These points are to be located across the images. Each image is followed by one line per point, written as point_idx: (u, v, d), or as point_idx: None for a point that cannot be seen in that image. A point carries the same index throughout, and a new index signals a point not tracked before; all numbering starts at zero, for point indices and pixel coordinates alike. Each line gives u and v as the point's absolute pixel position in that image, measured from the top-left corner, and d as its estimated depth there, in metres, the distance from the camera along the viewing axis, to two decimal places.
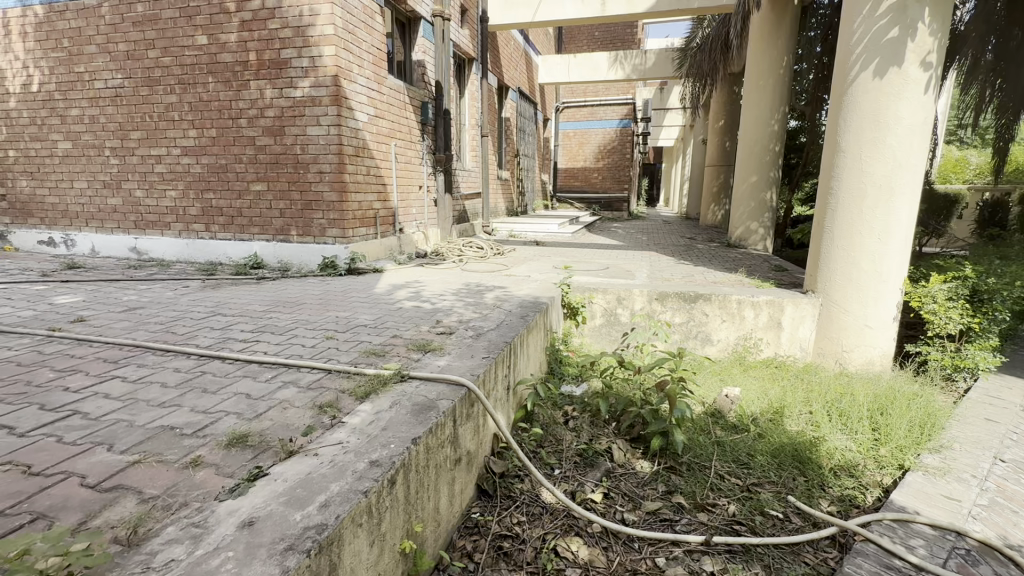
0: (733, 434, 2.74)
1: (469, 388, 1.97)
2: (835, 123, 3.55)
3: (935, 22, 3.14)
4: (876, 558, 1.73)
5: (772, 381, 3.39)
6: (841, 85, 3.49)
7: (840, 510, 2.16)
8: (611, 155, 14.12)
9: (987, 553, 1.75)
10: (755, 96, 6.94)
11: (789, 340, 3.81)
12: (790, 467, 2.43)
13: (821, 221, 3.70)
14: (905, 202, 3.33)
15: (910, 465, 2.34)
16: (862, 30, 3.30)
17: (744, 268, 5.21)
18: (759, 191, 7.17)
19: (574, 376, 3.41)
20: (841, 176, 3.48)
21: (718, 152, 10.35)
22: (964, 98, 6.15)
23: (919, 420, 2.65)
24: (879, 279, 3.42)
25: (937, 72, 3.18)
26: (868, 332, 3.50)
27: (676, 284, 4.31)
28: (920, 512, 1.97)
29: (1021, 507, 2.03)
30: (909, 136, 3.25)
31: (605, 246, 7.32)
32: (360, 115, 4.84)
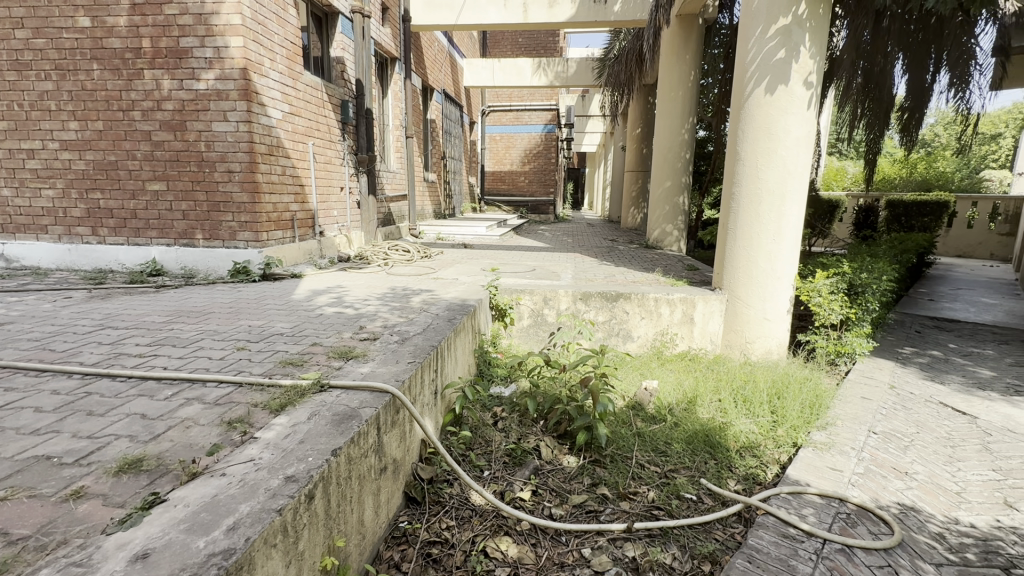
0: (652, 424, 2.89)
1: (393, 393, 1.91)
2: (735, 134, 3.88)
3: (814, 46, 3.52)
4: (775, 528, 1.91)
5: (686, 373, 3.62)
6: (739, 99, 3.82)
7: (745, 488, 2.36)
8: (537, 159, 14.42)
9: (863, 516, 2.00)
10: (667, 106, 7.40)
11: (700, 334, 4.10)
12: (702, 452, 2.61)
13: (725, 224, 4.02)
14: (795, 206, 3.70)
15: (803, 443, 2.61)
16: (755, 50, 3.63)
17: (660, 268, 5.54)
18: (673, 196, 7.65)
19: (503, 377, 3.44)
20: (742, 181, 3.80)
21: (637, 158, 10.91)
22: (841, 115, 6.95)
23: (809, 401, 2.96)
24: (774, 276, 3.78)
25: (817, 91, 3.57)
26: (767, 323, 3.86)
27: (598, 284, 4.49)
28: (810, 483, 2.20)
29: (889, 472, 2.35)
30: (796, 148, 3.63)
31: (532, 249, 7.46)
32: (273, 112, 4.56)
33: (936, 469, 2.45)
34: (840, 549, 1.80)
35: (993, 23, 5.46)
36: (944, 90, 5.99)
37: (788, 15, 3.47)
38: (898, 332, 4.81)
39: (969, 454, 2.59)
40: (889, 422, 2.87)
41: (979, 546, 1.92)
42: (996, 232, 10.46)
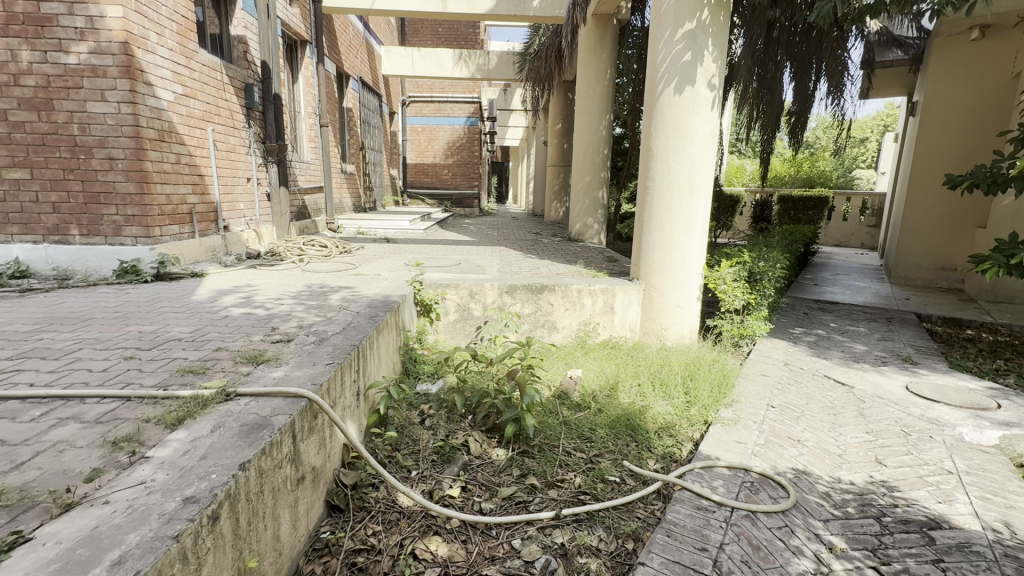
0: (577, 412, 2.97)
1: (310, 398, 1.80)
2: (648, 131, 4.07)
3: (716, 50, 3.78)
4: (690, 502, 2.04)
5: (608, 360, 3.76)
6: (651, 98, 4.01)
7: (663, 466, 2.49)
8: (460, 152, 14.26)
9: (765, 482, 2.19)
10: (585, 103, 7.62)
11: (621, 322, 4.28)
12: (624, 435, 2.73)
13: (640, 217, 4.21)
14: (702, 200, 3.97)
15: (713, 420, 2.82)
16: (664, 52, 3.83)
17: (582, 260, 5.70)
18: (593, 190, 7.92)
19: (430, 374, 3.38)
20: (655, 177, 4.00)
21: (558, 152, 11.17)
22: (740, 117, 7.52)
23: (717, 381, 3.20)
24: (685, 266, 4.04)
25: (720, 93, 3.84)
26: (679, 310, 4.11)
27: (523, 276, 4.53)
28: (719, 457, 2.38)
29: (785, 441, 2.60)
30: (702, 145, 3.88)
31: (457, 242, 7.38)
32: (163, 93, 4.09)
33: (823, 435, 2.75)
34: (746, 515, 1.97)
35: (861, 38, 6.19)
36: (824, 96, 6.69)
37: (693, 20, 3.69)
38: (790, 315, 5.34)
39: (848, 420, 2.94)
40: (785, 396, 3.18)
41: (858, 499, 2.18)
42: (865, 224, 11.95)
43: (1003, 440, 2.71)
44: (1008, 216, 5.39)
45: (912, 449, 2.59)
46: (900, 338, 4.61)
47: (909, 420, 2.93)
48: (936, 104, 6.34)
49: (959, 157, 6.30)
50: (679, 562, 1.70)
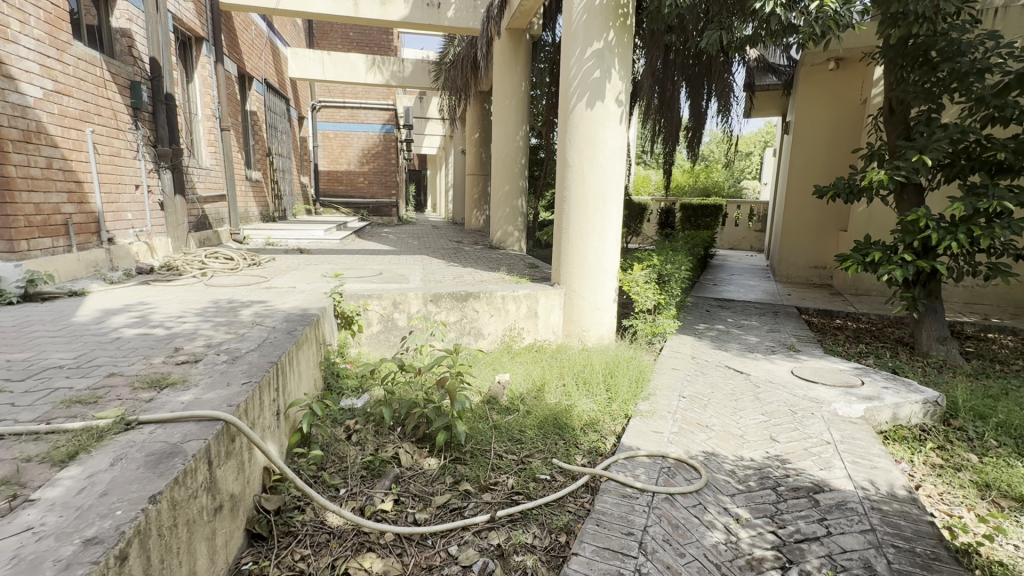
0: (507, 415, 3.03)
1: (226, 420, 1.68)
2: (563, 143, 4.27)
3: (622, 69, 4.06)
4: (616, 491, 2.19)
5: (533, 363, 3.86)
6: (565, 112, 4.21)
7: (590, 460, 2.62)
8: (376, 159, 13.89)
9: (680, 466, 2.40)
10: (502, 114, 7.83)
11: (544, 326, 4.42)
12: (552, 434, 2.83)
13: (559, 224, 4.39)
14: (614, 208, 4.23)
15: (632, 414, 3.02)
16: (575, 68, 4.05)
17: (504, 267, 5.81)
18: (512, 198, 8.10)
19: (354, 388, 3.28)
20: (571, 186, 4.20)
21: (476, 161, 11.29)
22: (645, 131, 8.09)
23: (634, 377, 3.44)
24: (601, 270, 4.27)
25: (627, 109, 4.12)
26: (598, 311, 4.34)
27: (447, 285, 4.53)
28: (640, 447, 2.56)
29: (695, 428, 2.86)
30: (613, 157, 4.14)
31: (376, 252, 7.19)
32: (28, 88, 3.60)
33: (727, 419, 3.04)
34: (665, 497, 2.14)
35: (742, 64, 6.99)
36: (715, 114, 7.42)
37: (601, 41, 3.95)
38: (695, 313, 5.83)
39: (747, 404, 3.28)
40: (693, 388, 3.48)
41: (758, 474, 2.43)
42: (753, 229, 13.39)
43: (867, 411, 3.18)
44: (863, 221, 6.31)
45: (799, 425, 2.96)
46: (785, 329, 5.22)
47: (795, 400, 3.33)
48: (805, 124, 7.28)
49: (825, 170, 7.28)
50: (609, 548, 1.82)
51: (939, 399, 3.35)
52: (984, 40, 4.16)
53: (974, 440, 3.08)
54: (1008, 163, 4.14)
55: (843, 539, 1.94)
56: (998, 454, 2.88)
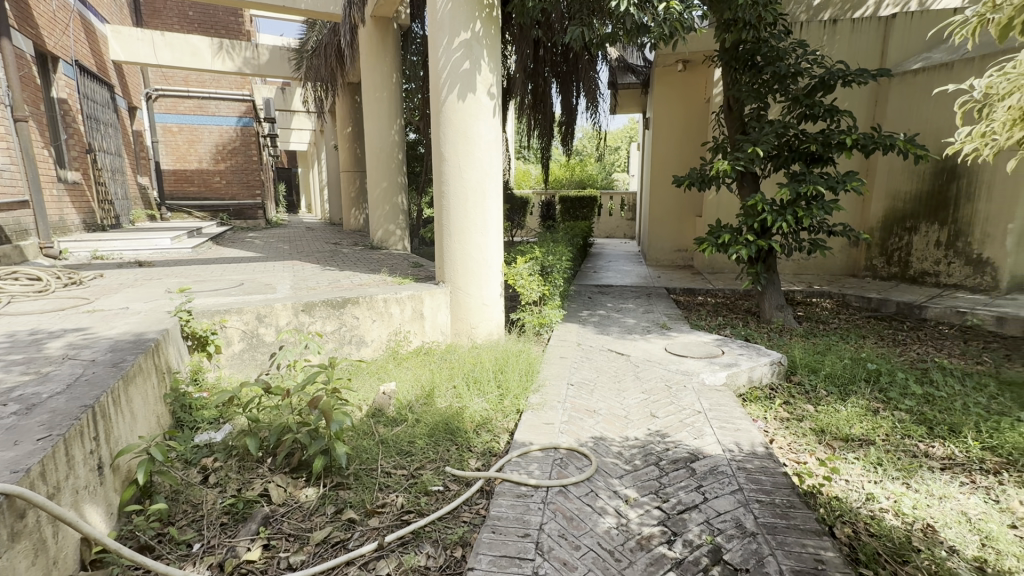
0: (394, 427, 2.83)
1: (8, 493, 1.28)
2: (437, 137, 4.12)
3: (491, 61, 4.01)
4: (511, 492, 2.16)
5: (421, 367, 3.67)
6: (436, 104, 4.07)
7: (484, 462, 2.53)
8: (234, 156, 12.47)
9: (572, 456, 2.44)
10: (373, 107, 7.42)
11: (431, 327, 4.25)
12: (444, 440, 2.70)
13: (439, 221, 4.25)
14: (494, 202, 4.19)
15: (524, 408, 3.02)
16: (444, 59, 3.91)
17: (386, 268, 5.50)
18: (391, 195, 7.74)
19: (212, 420, 2.83)
20: (449, 181, 4.09)
21: (350, 157, 10.63)
22: (521, 125, 8.23)
23: (524, 371, 3.44)
24: (485, 265, 4.22)
25: (499, 102, 4.09)
26: (485, 308, 4.28)
27: (320, 292, 4.13)
28: (533, 442, 2.57)
29: (584, 415, 2.94)
30: (488, 150, 4.09)
31: (237, 260, 6.39)
32: None
33: (612, 401, 3.16)
34: (559, 491, 2.15)
35: (604, 62, 7.40)
36: (584, 111, 7.76)
37: (468, 31, 3.85)
38: (578, 301, 6.07)
39: (629, 384, 3.45)
40: (580, 374, 3.59)
41: (642, 451, 2.54)
42: (624, 218, 14.48)
43: (728, 377, 3.53)
44: (714, 206, 7.08)
45: (674, 399, 3.18)
46: (657, 309, 5.65)
47: (670, 375, 3.59)
48: (661, 120, 7.95)
49: (681, 161, 8.03)
50: (506, 555, 1.76)
51: (782, 360, 3.84)
52: (795, 48, 4.83)
53: (809, 392, 3.59)
54: (819, 154, 4.87)
55: (717, 503, 2.09)
56: (827, 401, 3.39)
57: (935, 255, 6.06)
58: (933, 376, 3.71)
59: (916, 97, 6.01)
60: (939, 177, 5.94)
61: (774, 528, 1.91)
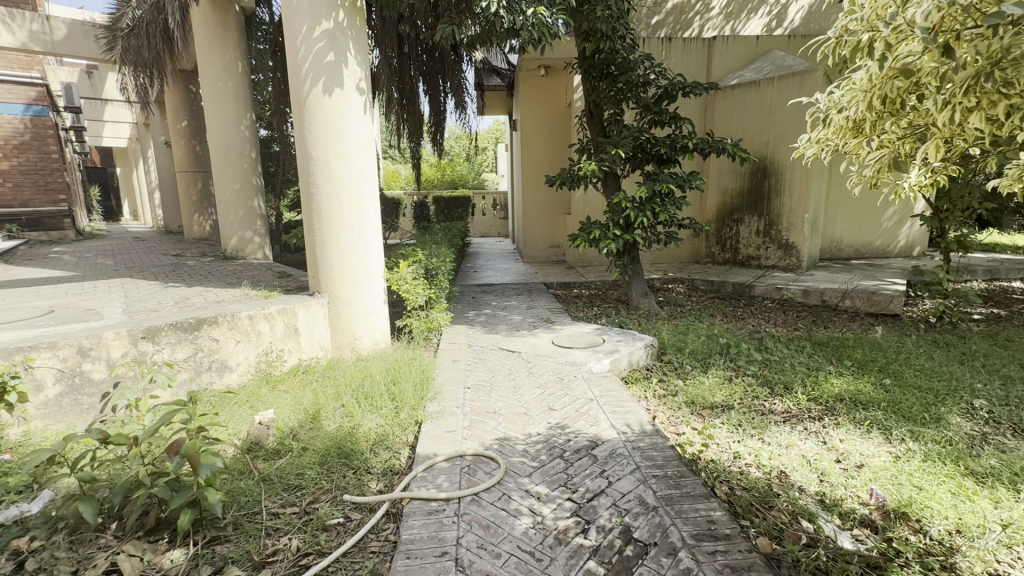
0: (277, 460, 2.50)
1: None
2: (301, 134, 3.75)
3: (359, 54, 3.77)
4: (422, 509, 2.05)
5: (302, 388, 3.31)
6: (298, 98, 3.70)
7: (386, 483, 2.37)
8: (24, 153, 10.05)
9: (480, 461, 2.40)
10: (215, 98, 6.52)
11: (308, 343, 3.86)
12: (338, 466, 2.46)
13: (309, 225, 3.89)
14: (371, 204, 3.95)
15: (423, 418, 2.90)
16: (304, 48, 3.56)
17: (246, 281, 4.87)
18: (245, 199, 6.89)
19: (23, 489, 2.22)
20: (319, 183, 3.75)
21: (188, 156, 9.25)
22: (389, 124, 7.92)
23: (419, 379, 3.30)
24: (365, 271, 3.96)
25: (369, 98, 3.86)
26: (368, 316, 4.02)
27: (165, 313, 3.50)
28: (437, 453, 2.48)
29: (485, 417, 2.92)
30: (361, 149, 3.84)
31: (40, 282, 5.14)
32: None
33: (510, 400, 3.19)
34: (471, 500, 2.10)
35: (471, 64, 7.43)
36: (453, 111, 7.71)
37: (330, 20, 3.55)
38: (462, 301, 6.04)
39: (524, 380, 3.51)
40: (475, 376, 3.56)
41: (546, 446, 2.59)
42: (497, 217, 14.81)
43: (612, 363, 3.80)
44: (582, 204, 7.58)
45: (567, 390, 3.32)
46: (540, 304, 5.85)
47: (560, 367, 3.74)
48: (529, 121, 8.27)
49: (549, 161, 8.45)
50: None
51: (653, 342, 4.24)
52: (643, 60, 5.36)
53: (678, 368, 4.02)
54: (668, 156, 5.46)
55: (621, 484, 2.22)
56: (693, 374, 3.83)
57: (757, 241, 7.21)
58: (768, 343, 4.40)
59: (735, 108, 7.11)
60: (756, 177, 7.08)
61: (671, 499, 2.08)
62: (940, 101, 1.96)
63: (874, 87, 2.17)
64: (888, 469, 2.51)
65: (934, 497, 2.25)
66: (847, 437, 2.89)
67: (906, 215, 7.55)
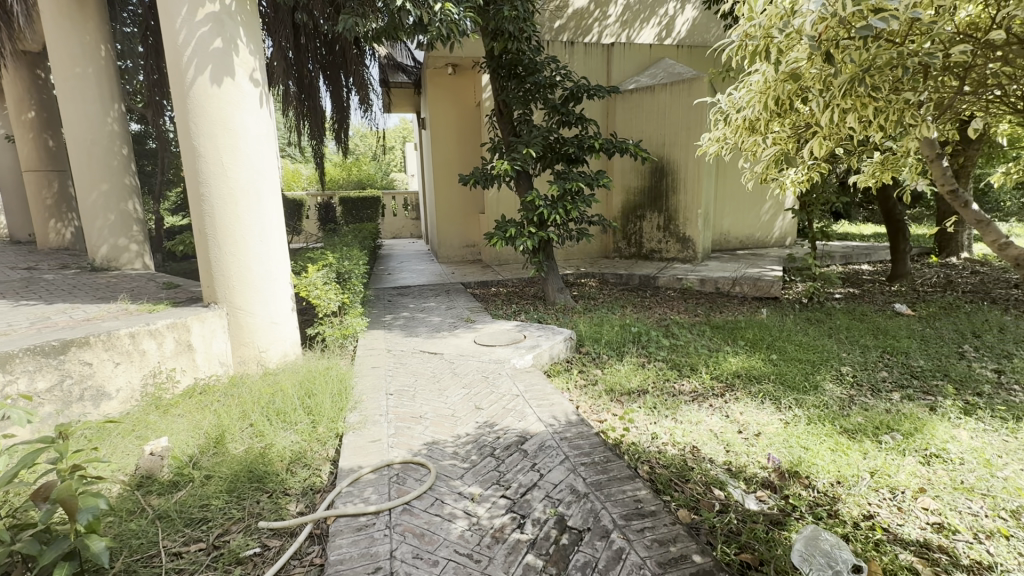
0: (176, 493, 2.22)
1: None
2: (184, 128, 3.36)
3: (251, 42, 3.47)
4: (350, 526, 1.94)
5: (201, 410, 2.98)
6: (179, 87, 3.31)
7: (307, 504, 2.20)
8: None
9: (409, 469, 2.33)
10: (71, 86, 5.65)
11: (205, 359, 3.48)
12: (250, 491, 2.25)
13: (200, 229, 3.50)
14: (272, 205, 3.65)
15: (343, 431, 2.74)
16: (185, 32, 3.20)
17: (122, 295, 4.28)
18: (117, 201, 6.03)
19: None
20: (210, 182, 3.39)
21: (37, 152, 7.93)
22: (286, 120, 7.38)
23: (336, 390, 3.11)
24: (269, 277, 3.66)
25: (265, 90, 3.57)
26: (274, 326, 3.72)
27: (17, 337, 2.96)
28: (362, 465, 2.35)
29: (410, 423, 2.83)
30: (258, 145, 3.54)
31: None
32: None
33: (435, 402, 3.12)
34: (403, 510, 2.03)
35: (374, 58, 7.07)
36: (358, 108, 7.27)
37: (215, 2, 3.22)
38: (378, 305, 5.81)
39: (448, 381, 3.46)
40: (398, 381, 3.44)
41: (476, 446, 2.57)
42: (408, 218, 14.46)
43: (534, 357, 3.87)
44: (496, 203, 7.63)
45: (493, 387, 3.32)
46: (459, 304, 5.80)
47: (484, 365, 3.74)
48: (439, 119, 8.15)
49: (461, 160, 8.41)
50: None
51: (571, 335, 4.38)
52: (550, 62, 5.50)
53: (596, 358, 4.19)
54: (577, 156, 5.67)
55: (552, 475, 2.26)
56: (610, 363, 4.01)
57: (658, 236, 7.75)
58: (674, 329, 4.75)
59: (634, 111, 7.58)
60: (655, 176, 7.60)
61: (600, 484, 2.16)
62: (822, 103, 2.21)
63: (768, 90, 2.39)
64: (780, 434, 2.81)
65: (818, 455, 2.56)
66: (746, 409, 3.19)
67: (779, 209, 8.53)
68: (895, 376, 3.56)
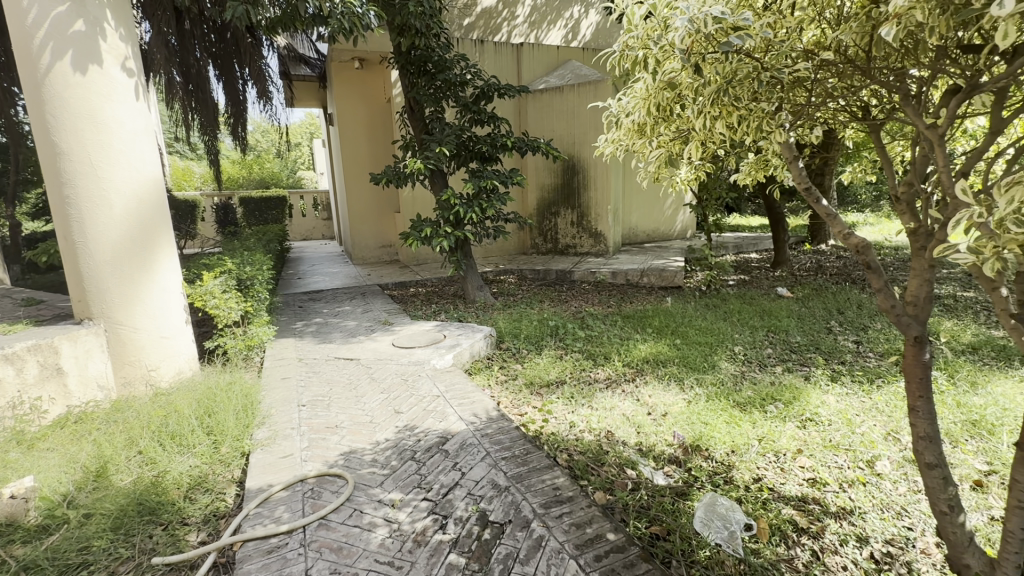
0: (47, 537, 1.95)
1: None
2: (39, 121, 2.92)
3: (121, 26, 3.10)
4: (259, 549, 1.83)
5: (76, 441, 2.63)
6: (28, 74, 2.86)
7: (210, 531, 2.05)
8: None
9: (324, 482, 2.24)
10: None
11: (80, 383, 3.07)
12: (140, 525, 2.03)
13: (65, 237, 3.07)
14: (155, 208, 3.31)
15: (250, 448, 2.57)
16: (34, 11, 2.77)
17: None
18: None
19: None
20: (76, 183, 2.99)
21: None
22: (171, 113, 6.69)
23: (241, 406, 2.90)
24: (156, 287, 3.32)
25: (141, 81, 3.22)
26: (166, 341, 3.39)
27: None
28: (272, 483, 2.22)
29: (325, 433, 2.71)
30: (136, 142, 3.18)
31: None
32: None
33: (352, 410, 3.02)
34: (318, 525, 1.95)
35: (272, 47, 6.65)
36: (255, 101, 6.85)
37: None
38: (286, 312, 5.47)
39: (366, 387, 3.36)
40: (311, 391, 3.28)
41: (396, 450, 2.52)
42: (319, 218, 13.74)
43: (454, 357, 3.86)
44: (410, 202, 7.49)
45: (412, 390, 3.27)
46: (376, 307, 5.63)
47: (403, 368, 3.67)
48: (347, 115, 7.81)
49: (372, 158, 8.16)
50: None
51: (491, 332, 4.43)
52: (460, 60, 5.48)
53: (516, 353, 4.27)
54: (490, 154, 5.72)
55: (473, 472, 2.28)
56: (529, 357, 4.11)
57: (572, 231, 8.04)
58: (589, 321, 4.97)
59: (544, 111, 7.79)
60: (567, 173, 7.87)
61: (520, 476, 2.22)
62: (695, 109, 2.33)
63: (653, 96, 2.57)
64: (684, 412, 3.05)
65: (716, 428, 2.82)
66: (654, 392, 3.42)
67: (679, 204, 9.21)
68: (778, 352, 4.00)
